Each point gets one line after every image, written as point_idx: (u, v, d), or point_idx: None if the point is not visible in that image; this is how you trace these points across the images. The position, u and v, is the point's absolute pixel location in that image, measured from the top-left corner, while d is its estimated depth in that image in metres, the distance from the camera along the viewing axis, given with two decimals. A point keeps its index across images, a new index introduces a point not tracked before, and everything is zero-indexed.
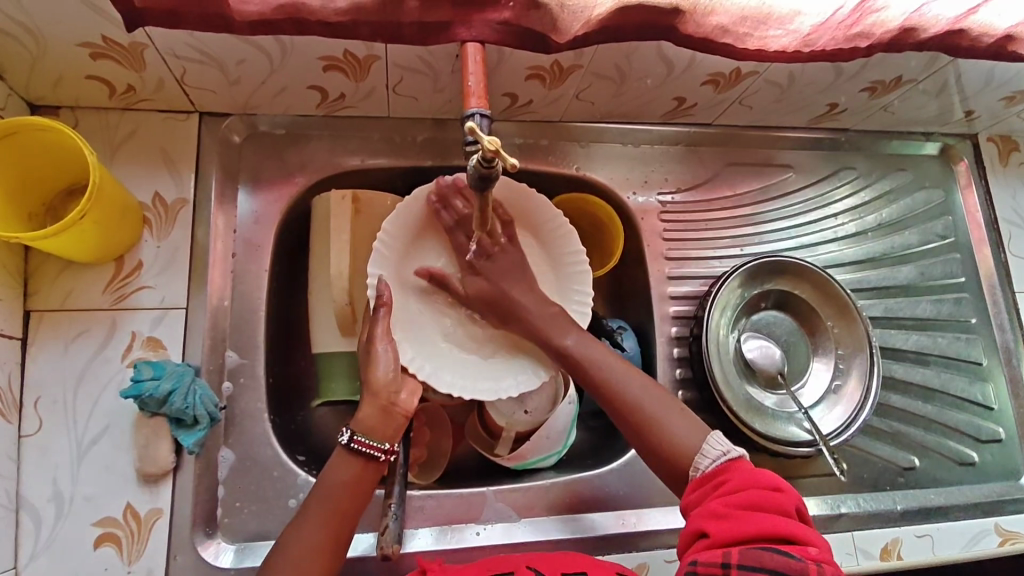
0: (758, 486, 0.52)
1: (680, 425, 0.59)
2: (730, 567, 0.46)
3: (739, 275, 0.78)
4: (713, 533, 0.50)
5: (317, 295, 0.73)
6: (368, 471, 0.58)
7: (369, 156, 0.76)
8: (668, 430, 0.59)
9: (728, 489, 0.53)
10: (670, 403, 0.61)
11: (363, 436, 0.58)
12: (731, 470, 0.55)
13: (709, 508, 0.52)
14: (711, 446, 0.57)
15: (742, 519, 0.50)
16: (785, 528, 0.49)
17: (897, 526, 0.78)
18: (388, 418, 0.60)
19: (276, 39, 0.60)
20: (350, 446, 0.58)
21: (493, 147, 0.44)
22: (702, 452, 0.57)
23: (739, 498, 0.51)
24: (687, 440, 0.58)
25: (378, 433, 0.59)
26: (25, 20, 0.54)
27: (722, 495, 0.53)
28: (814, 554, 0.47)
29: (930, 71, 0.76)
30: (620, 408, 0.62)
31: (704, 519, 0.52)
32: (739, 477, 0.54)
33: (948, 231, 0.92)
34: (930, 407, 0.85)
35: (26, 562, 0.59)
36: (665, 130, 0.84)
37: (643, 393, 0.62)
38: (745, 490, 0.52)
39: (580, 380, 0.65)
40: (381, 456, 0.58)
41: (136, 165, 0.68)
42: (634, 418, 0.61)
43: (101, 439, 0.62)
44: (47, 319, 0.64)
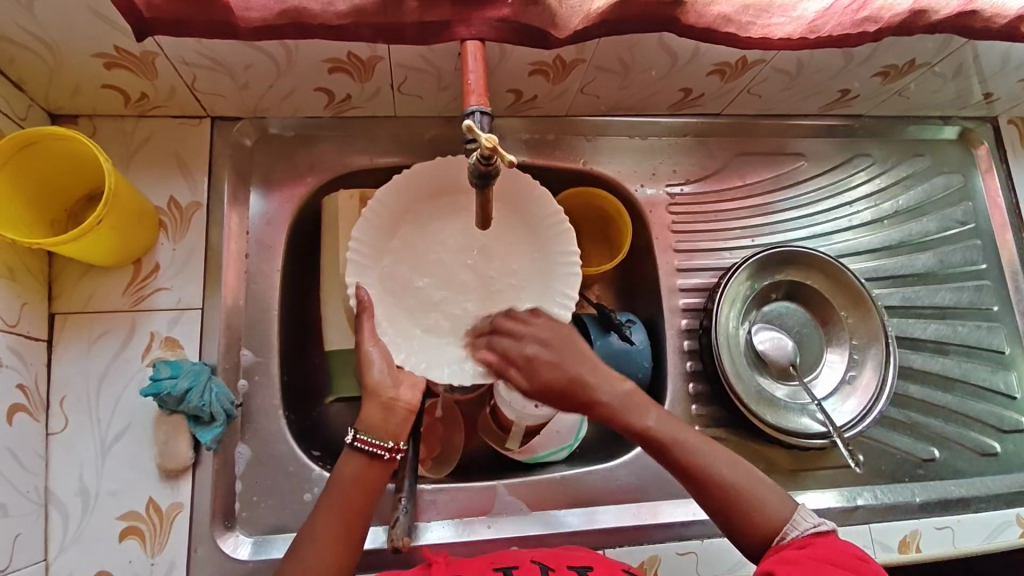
0: (844, 552, 0.53)
1: (768, 495, 0.59)
2: None
3: (748, 267, 0.77)
4: (778, 571, 0.52)
5: (328, 294, 0.74)
6: (372, 468, 0.59)
7: (377, 155, 0.77)
8: (757, 501, 0.59)
9: (807, 548, 0.54)
10: (757, 474, 0.61)
11: (365, 436, 0.60)
12: (817, 541, 0.55)
13: (781, 555, 0.54)
14: (800, 517, 0.58)
15: (811, 566, 0.52)
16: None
17: (916, 517, 0.77)
18: (388, 413, 0.61)
19: (281, 43, 0.61)
20: (354, 444, 0.59)
21: (491, 144, 0.44)
22: (792, 522, 0.58)
23: (819, 555, 0.53)
24: (774, 507, 0.59)
25: (381, 433, 0.60)
26: (41, 33, 0.56)
27: (799, 550, 0.54)
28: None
29: (945, 53, 0.74)
30: (703, 483, 0.60)
31: (774, 564, 0.54)
32: (823, 543, 0.55)
33: (968, 217, 0.90)
34: (950, 397, 0.84)
35: (55, 554, 0.61)
36: (673, 122, 0.83)
37: (723, 465, 0.60)
38: (826, 551, 0.54)
39: (661, 460, 0.62)
40: (385, 456, 0.60)
41: (151, 171, 0.70)
42: (718, 487, 0.59)
43: (123, 436, 0.65)
44: (71, 321, 0.66)
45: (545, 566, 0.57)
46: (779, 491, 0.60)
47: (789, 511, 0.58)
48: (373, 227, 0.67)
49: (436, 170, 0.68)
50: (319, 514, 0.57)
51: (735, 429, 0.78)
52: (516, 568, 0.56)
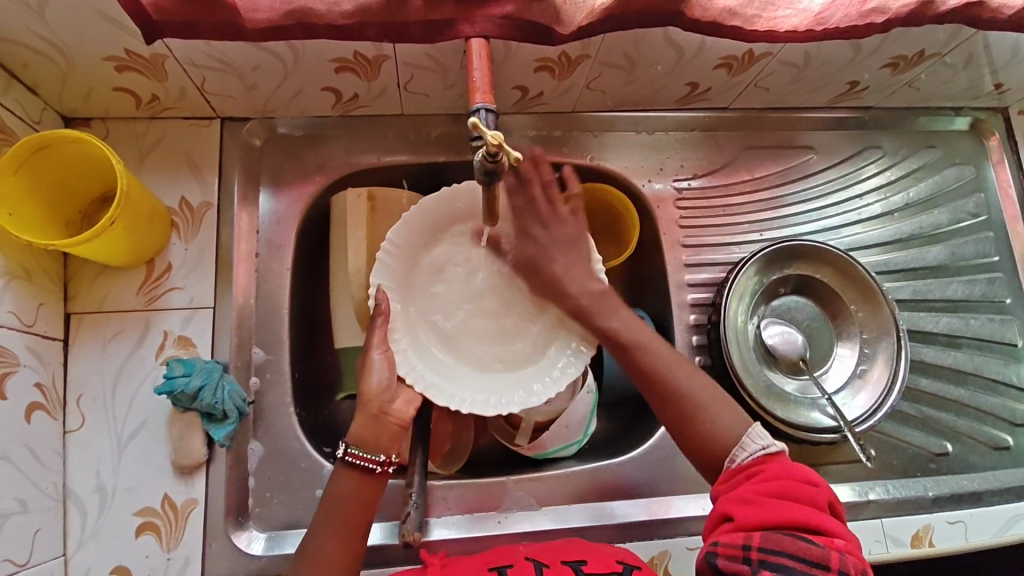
0: (793, 478, 0.54)
1: (726, 418, 0.59)
2: (751, 549, 0.49)
3: (756, 262, 0.77)
4: (739, 516, 0.52)
5: (337, 292, 0.75)
6: (367, 484, 0.59)
7: (384, 154, 0.78)
8: (712, 421, 0.59)
9: (762, 478, 0.54)
10: (720, 396, 0.61)
11: (357, 449, 0.59)
12: (768, 465, 0.55)
13: (737, 493, 0.54)
14: (751, 438, 0.58)
15: (771, 506, 0.52)
16: (816, 520, 0.51)
17: (929, 512, 0.76)
18: (377, 424, 0.61)
19: (287, 44, 0.62)
20: (345, 458, 0.59)
21: (497, 141, 0.45)
22: (742, 443, 0.58)
23: (771, 487, 0.53)
24: (730, 428, 0.59)
25: (372, 445, 0.60)
26: (53, 37, 0.57)
27: (755, 483, 0.54)
28: (842, 546, 0.49)
29: (955, 43, 0.73)
30: (664, 396, 0.62)
31: (731, 503, 0.54)
32: (772, 467, 0.55)
33: (980, 209, 0.89)
34: (962, 391, 0.83)
35: (74, 549, 0.63)
36: (680, 116, 0.83)
37: (688, 378, 0.62)
38: (777, 480, 0.54)
39: (625, 363, 0.64)
40: (376, 468, 0.59)
41: (163, 172, 0.71)
42: (677, 401, 0.61)
43: (138, 434, 0.66)
44: (86, 321, 0.67)
45: (538, 562, 0.57)
46: (740, 413, 0.60)
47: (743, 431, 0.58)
48: (406, 236, 0.67)
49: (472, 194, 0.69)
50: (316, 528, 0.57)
51: None
52: (510, 566, 0.56)
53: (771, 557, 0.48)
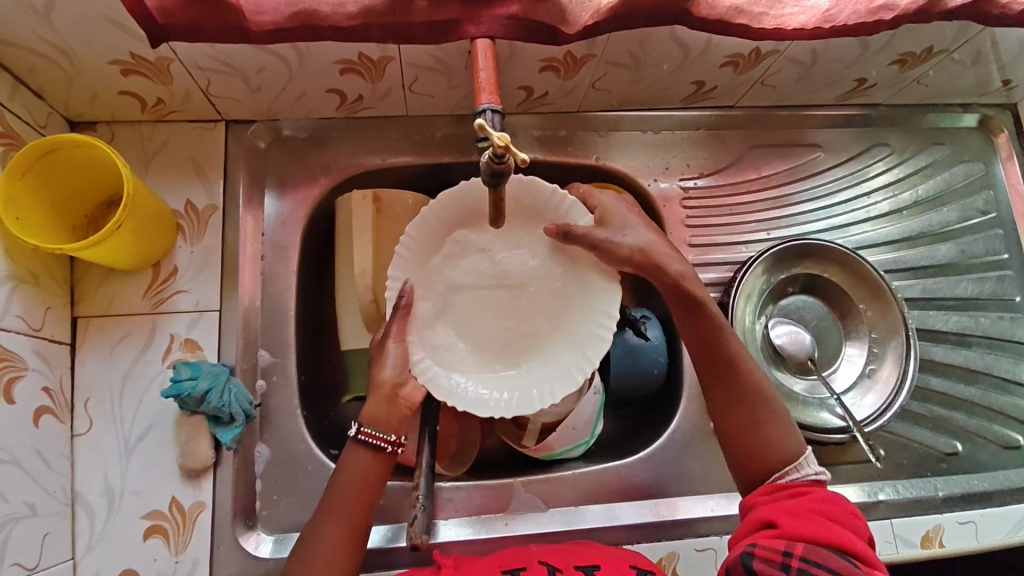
0: (842, 509, 0.54)
1: (783, 436, 0.59)
2: (792, 556, 0.49)
3: (764, 261, 0.77)
4: (783, 524, 0.52)
5: (343, 293, 0.75)
6: (378, 462, 0.60)
7: (389, 155, 0.77)
8: (769, 434, 0.59)
9: (807, 499, 0.55)
10: (783, 413, 0.60)
11: (370, 429, 0.60)
12: (816, 490, 0.56)
13: (781, 505, 0.54)
14: (806, 462, 0.58)
15: (816, 523, 0.52)
16: (859, 549, 0.51)
17: (939, 512, 0.76)
18: (390, 408, 0.61)
19: (292, 46, 0.61)
20: (358, 438, 0.59)
21: (503, 143, 0.44)
22: (796, 464, 0.58)
23: (820, 509, 0.53)
24: (784, 447, 0.59)
25: (386, 426, 0.60)
26: (59, 42, 0.57)
27: (799, 501, 0.55)
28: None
29: (964, 39, 0.72)
30: (729, 394, 0.61)
31: (776, 510, 0.54)
32: (821, 492, 0.55)
33: (990, 206, 0.88)
34: (972, 390, 0.82)
35: (83, 552, 0.63)
36: (686, 115, 0.82)
37: (759, 375, 0.62)
38: (826, 505, 0.54)
39: (700, 340, 0.63)
40: (387, 448, 0.60)
41: (168, 175, 0.71)
42: (742, 393, 0.61)
43: (146, 437, 0.66)
44: (93, 324, 0.67)
45: (552, 567, 0.57)
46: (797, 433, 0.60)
47: (797, 453, 0.58)
48: (427, 227, 0.65)
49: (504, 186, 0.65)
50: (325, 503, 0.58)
51: None
52: (523, 570, 0.56)
53: (812, 568, 0.48)
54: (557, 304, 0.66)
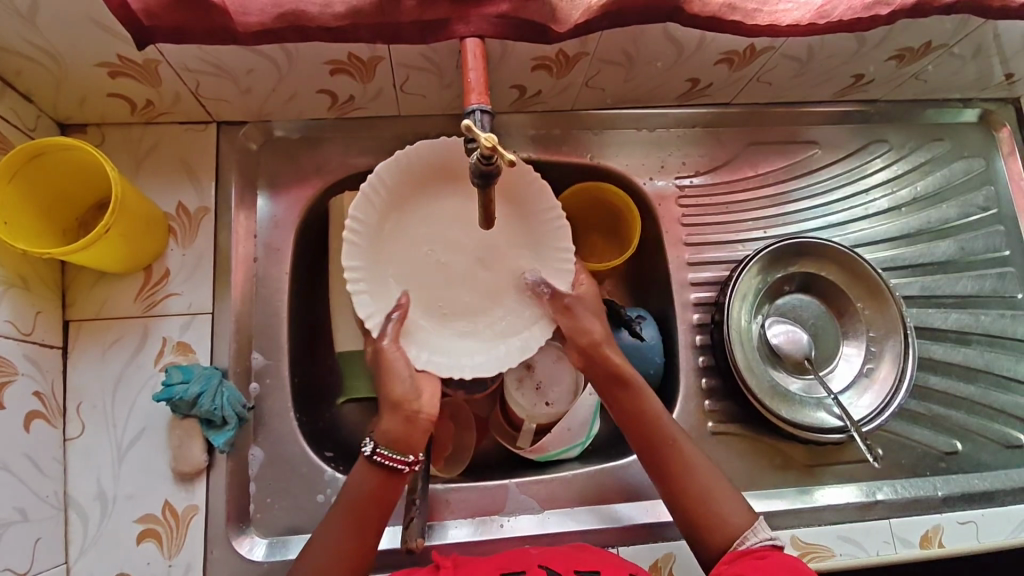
0: (803, 568, 0.53)
1: (733, 505, 0.60)
2: None
3: (760, 259, 0.76)
4: None
5: (336, 295, 0.74)
6: (392, 479, 0.59)
7: (382, 156, 0.77)
8: (716, 511, 0.59)
9: (770, 559, 0.54)
10: (727, 484, 0.61)
11: (387, 449, 0.58)
12: (777, 554, 0.55)
13: (748, 565, 0.54)
14: (762, 526, 0.58)
15: None
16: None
17: (939, 512, 0.75)
18: (411, 426, 0.59)
19: (281, 47, 0.61)
20: (373, 458, 0.58)
21: (490, 144, 0.44)
22: (753, 530, 0.58)
23: (783, 568, 0.53)
24: (736, 515, 0.59)
25: (401, 444, 0.59)
26: (45, 45, 0.57)
27: (763, 560, 0.54)
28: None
29: (962, 34, 0.71)
30: (670, 476, 0.62)
31: (742, 570, 0.54)
32: (782, 554, 0.55)
33: (990, 203, 0.87)
34: (972, 388, 0.81)
35: (76, 557, 0.63)
36: (682, 113, 0.81)
37: (695, 454, 0.62)
38: (789, 564, 0.53)
39: (632, 427, 0.64)
40: (403, 469, 0.59)
41: (159, 177, 0.71)
42: (679, 475, 0.61)
43: (139, 441, 0.66)
44: (85, 328, 0.67)
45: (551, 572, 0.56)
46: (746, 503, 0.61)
47: (750, 518, 0.59)
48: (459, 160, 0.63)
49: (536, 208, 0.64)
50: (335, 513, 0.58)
51: (751, 425, 0.77)
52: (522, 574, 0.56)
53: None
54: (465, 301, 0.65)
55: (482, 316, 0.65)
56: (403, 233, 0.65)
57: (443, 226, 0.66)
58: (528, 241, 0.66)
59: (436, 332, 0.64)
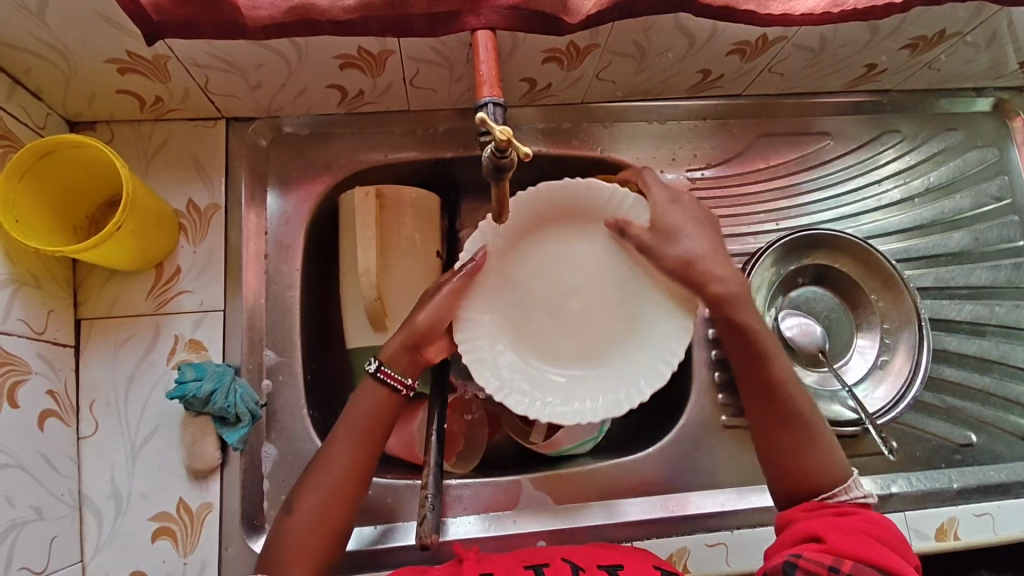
0: (886, 530, 0.54)
1: (828, 454, 0.60)
2: (838, 569, 0.49)
3: (773, 253, 0.76)
4: (828, 538, 0.52)
5: (348, 292, 0.74)
6: (392, 403, 0.60)
7: (392, 151, 0.76)
8: (814, 461, 0.59)
9: (860, 522, 0.54)
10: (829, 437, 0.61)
11: (389, 368, 0.60)
12: (863, 512, 0.56)
13: (827, 519, 0.54)
14: (854, 484, 0.59)
15: (863, 543, 0.52)
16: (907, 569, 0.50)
17: (954, 505, 0.75)
18: (414, 356, 0.61)
19: (291, 41, 0.60)
20: (377, 374, 0.60)
21: (505, 137, 0.43)
22: (847, 484, 0.59)
23: (869, 530, 0.53)
24: (831, 466, 0.59)
25: (402, 367, 0.61)
26: (55, 42, 0.57)
27: (849, 520, 0.54)
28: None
29: (977, 21, 0.70)
30: (776, 422, 0.61)
31: (822, 527, 0.54)
32: (869, 515, 0.55)
33: (1004, 192, 0.86)
34: (987, 379, 0.81)
35: (91, 555, 0.63)
36: (692, 105, 0.81)
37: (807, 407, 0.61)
38: (874, 525, 0.54)
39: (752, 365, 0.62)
40: (403, 391, 0.60)
41: (170, 175, 0.71)
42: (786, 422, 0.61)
43: (152, 439, 0.66)
44: (96, 326, 0.67)
45: (574, 565, 0.56)
46: (841, 460, 0.60)
47: (843, 476, 0.59)
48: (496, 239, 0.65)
49: (564, 191, 0.65)
50: (336, 438, 0.58)
51: None
52: (546, 566, 0.56)
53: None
54: (614, 321, 0.66)
55: (630, 323, 0.66)
56: (515, 323, 0.66)
57: (530, 294, 0.66)
58: (592, 225, 0.67)
59: (603, 367, 0.65)
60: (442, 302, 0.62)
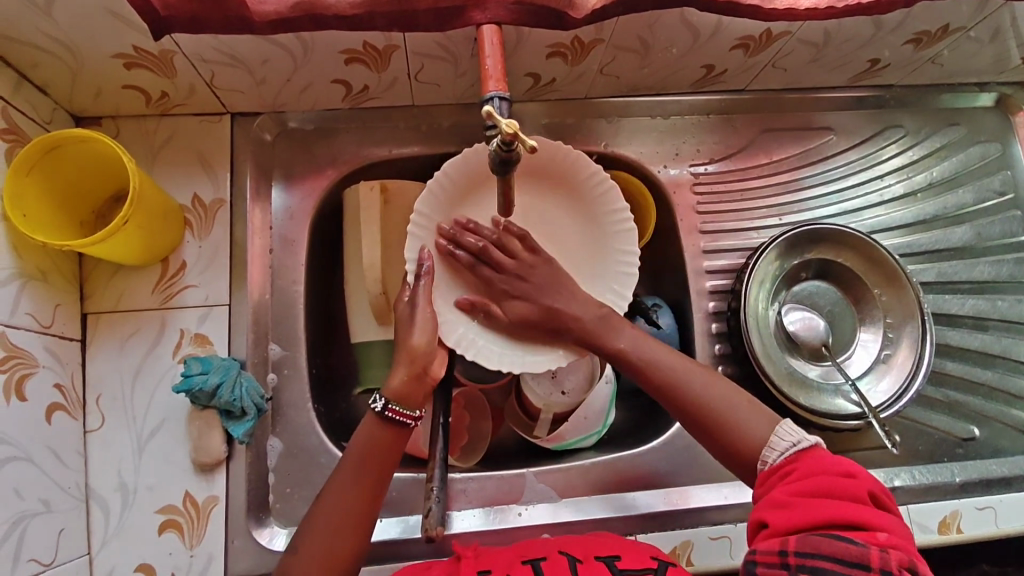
0: (826, 473, 0.50)
1: (750, 416, 0.57)
2: (788, 553, 0.46)
3: (777, 247, 0.76)
4: (773, 520, 0.49)
5: (352, 286, 0.74)
6: (398, 440, 0.57)
7: (396, 146, 0.76)
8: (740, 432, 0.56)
9: (796, 478, 0.51)
10: (738, 396, 0.58)
11: (398, 406, 0.57)
12: (798, 465, 0.52)
13: (769, 496, 0.51)
14: (779, 437, 0.54)
15: (806, 506, 0.48)
16: (855, 516, 0.47)
17: (956, 498, 0.75)
18: (417, 384, 0.59)
19: (296, 36, 0.61)
20: (385, 413, 0.57)
21: (512, 130, 0.43)
22: (771, 444, 0.54)
23: (806, 486, 0.49)
24: (756, 432, 0.56)
25: (413, 401, 0.58)
26: (62, 37, 0.57)
27: (788, 484, 0.51)
28: (883, 540, 0.45)
29: (981, 16, 0.70)
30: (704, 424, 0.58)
31: (765, 508, 0.51)
32: (804, 469, 0.51)
33: (1007, 187, 0.86)
34: (990, 374, 0.81)
35: (98, 548, 0.63)
36: (696, 100, 0.81)
37: (707, 386, 0.59)
38: (808, 478, 0.50)
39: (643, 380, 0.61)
40: (412, 425, 0.58)
41: (175, 169, 0.71)
42: (701, 413, 0.58)
43: (158, 432, 0.66)
44: (102, 320, 0.67)
45: (572, 558, 0.55)
46: (764, 413, 0.57)
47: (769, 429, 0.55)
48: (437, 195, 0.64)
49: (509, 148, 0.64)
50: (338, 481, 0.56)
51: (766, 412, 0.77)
52: (542, 560, 0.55)
53: (807, 561, 0.45)
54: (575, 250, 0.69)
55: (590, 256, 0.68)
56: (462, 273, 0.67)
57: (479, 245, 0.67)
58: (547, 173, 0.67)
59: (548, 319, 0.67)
60: (422, 318, 0.60)
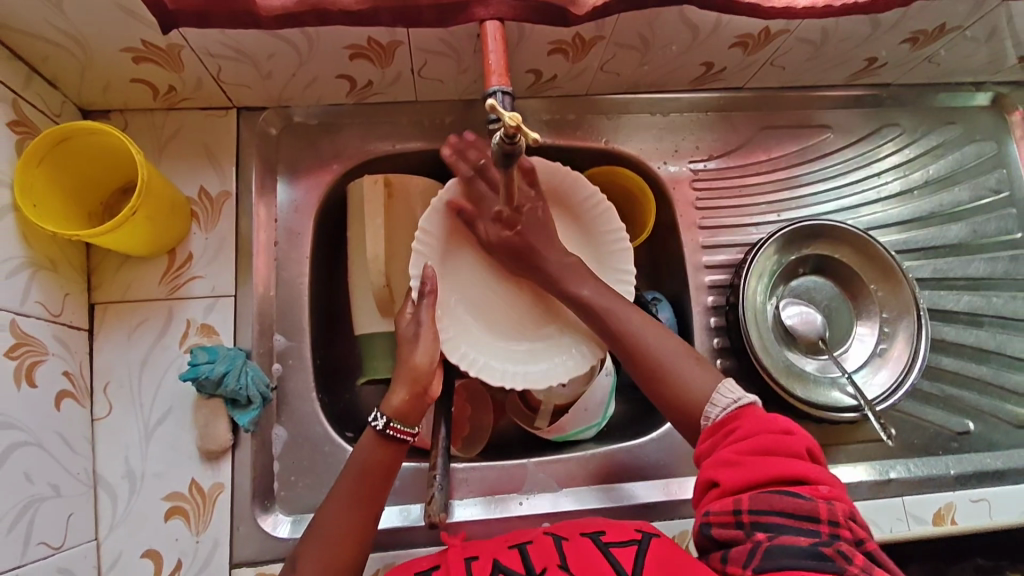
0: (768, 431, 0.52)
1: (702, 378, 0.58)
2: (742, 513, 0.49)
3: (775, 242, 0.77)
4: (723, 479, 0.52)
5: (356, 279, 0.75)
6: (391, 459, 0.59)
7: (399, 141, 0.78)
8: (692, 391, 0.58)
9: (741, 436, 0.53)
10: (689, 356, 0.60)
11: (399, 423, 0.58)
12: (743, 418, 0.54)
13: (716, 455, 0.53)
14: (723, 391, 0.57)
15: (754, 466, 0.51)
16: (798, 471, 0.50)
17: (951, 490, 0.76)
18: (417, 401, 0.60)
19: (302, 32, 0.62)
20: (387, 431, 0.58)
21: (514, 122, 0.44)
22: (714, 399, 0.57)
23: (751, 444, 0.52)
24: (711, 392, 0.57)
25: (410, 418, 0.59)
26: (73, 31, 0.58)
27: (733, 442, 0.53)
28: (825, 493, 0.50)
29: (977, 15, 0.71)
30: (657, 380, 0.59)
31: (714, 467, 0.53)
32: (748, 427, 0.53)
33: (1002, 185, 0.87)
34: (985, 369, 0.82)
35: (106, 533, 0.64)
36: (695, 98, 0.82)
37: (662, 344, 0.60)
38: (754, 437, 0.52)
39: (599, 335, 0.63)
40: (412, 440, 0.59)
41: (182, 163, 0.72)
42: (655, 372, 0.59)
43: (165, 420, 0.67)
44: (110, 310, 0.69)
45: (557, 536, 0.55)
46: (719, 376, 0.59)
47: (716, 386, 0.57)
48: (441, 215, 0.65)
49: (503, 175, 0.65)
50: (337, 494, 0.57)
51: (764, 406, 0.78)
52: (528, 542, 0.54)
53: (759, 520, 0.48)
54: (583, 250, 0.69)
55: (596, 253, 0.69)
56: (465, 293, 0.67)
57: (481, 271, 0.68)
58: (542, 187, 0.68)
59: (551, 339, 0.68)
60: (428, 334, 0.61)
